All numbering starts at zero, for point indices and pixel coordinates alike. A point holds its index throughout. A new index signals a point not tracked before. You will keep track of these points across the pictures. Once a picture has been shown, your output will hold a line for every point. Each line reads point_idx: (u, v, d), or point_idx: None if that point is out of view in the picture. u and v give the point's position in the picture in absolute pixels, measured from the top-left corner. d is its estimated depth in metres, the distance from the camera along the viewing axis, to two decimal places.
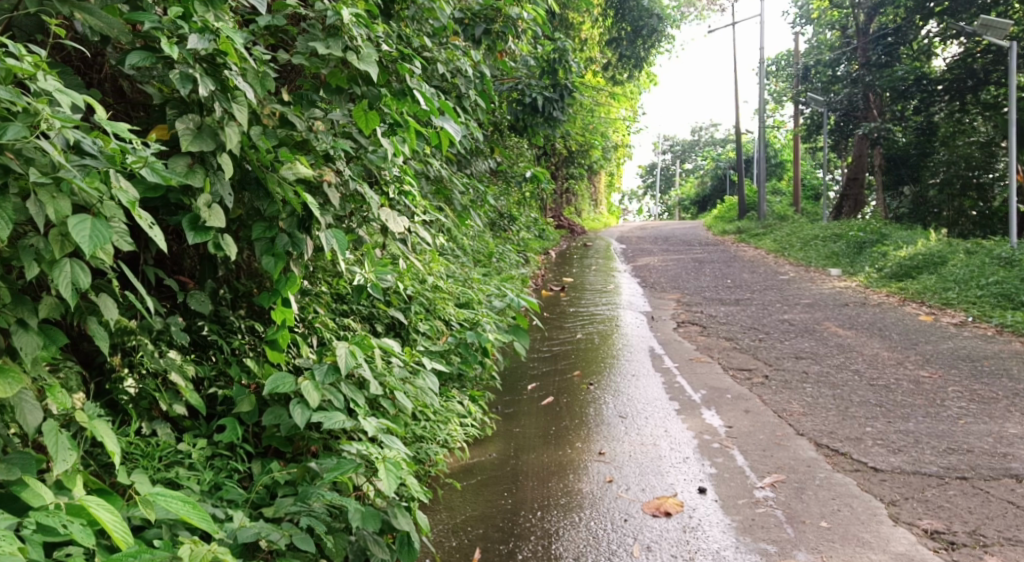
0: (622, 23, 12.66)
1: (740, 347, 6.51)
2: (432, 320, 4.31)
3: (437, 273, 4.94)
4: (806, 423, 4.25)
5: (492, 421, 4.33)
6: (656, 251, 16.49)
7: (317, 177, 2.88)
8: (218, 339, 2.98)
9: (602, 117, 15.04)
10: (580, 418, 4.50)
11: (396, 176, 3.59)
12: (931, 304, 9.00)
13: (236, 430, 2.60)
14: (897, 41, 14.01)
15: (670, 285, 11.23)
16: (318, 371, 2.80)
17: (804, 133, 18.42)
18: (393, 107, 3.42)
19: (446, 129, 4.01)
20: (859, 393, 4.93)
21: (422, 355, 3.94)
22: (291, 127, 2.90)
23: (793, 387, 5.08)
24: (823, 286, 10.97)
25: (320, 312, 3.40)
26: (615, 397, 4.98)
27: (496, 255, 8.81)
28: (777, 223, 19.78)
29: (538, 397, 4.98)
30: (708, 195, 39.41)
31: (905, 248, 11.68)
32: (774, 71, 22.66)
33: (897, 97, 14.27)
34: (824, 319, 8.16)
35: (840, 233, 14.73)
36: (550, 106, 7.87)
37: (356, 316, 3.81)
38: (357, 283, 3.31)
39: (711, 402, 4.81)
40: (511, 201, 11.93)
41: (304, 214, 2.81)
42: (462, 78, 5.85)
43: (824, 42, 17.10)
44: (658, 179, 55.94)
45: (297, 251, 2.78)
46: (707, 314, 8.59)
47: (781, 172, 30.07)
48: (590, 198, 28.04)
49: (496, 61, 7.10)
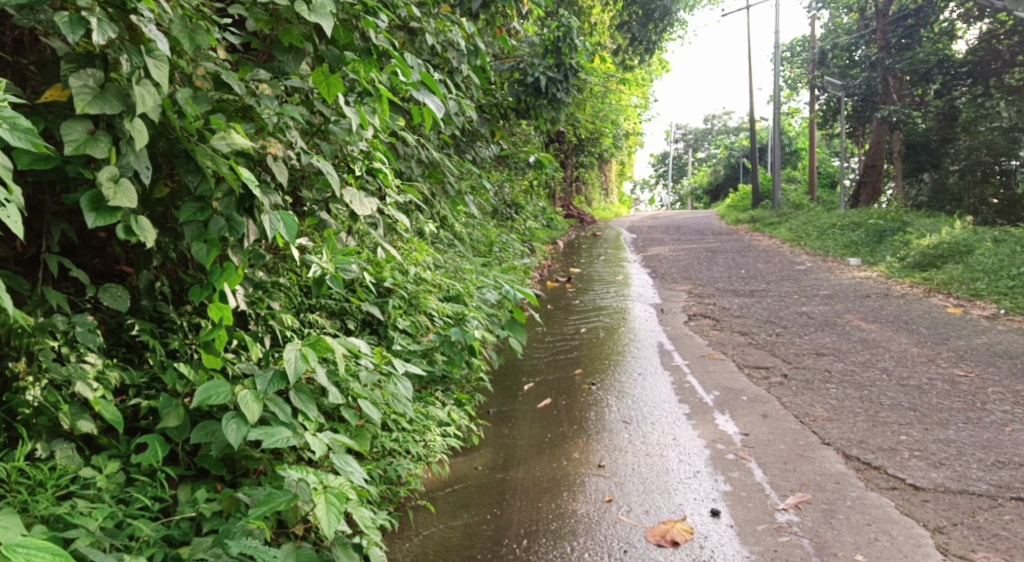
0: (632, 6, 12.14)
1: (756, 343, 6.05)
2: (415, 314, 3.88)
3: (422, 264, 4.51)
4: (832, 430, 3.78)
5: (481, 428, 3.91)
6: (668, 241, 15.99)
7: (259, 149, 2.44)
8: (150, 341, 2.58)
9: (611, 103, 14.58)
10: (580, 424, 4.07)
11: (365, 152, 3.18)
12: (959, 296, 8.48)
13: (156, 450, 2.19)
14: (918, 22, 13.42)
15: (680, 276, 10.77)
16: (260, 379, 2.38)
17: (820, 119, 17.84)
18: (359, 73, 2.97)
19: (427, 104, 3.57)
20: (889, 395, 4.45)
21: (398, 354, 3.54)
22: (229, 90, 2.45)
23: (816, 388, 4.61)
24: (842, 277, 10.46)
25: (276, 308, 2.99)
26: (619, 399, 4.54)
27: (497, 245, 8.40)
28: (792, 212, 19.21)
29: (534, 398, 4.54)
30: (721, 184, 38.72)
31: (928, 237, 11.14)
32: (788, 57, 21.94)
33: (917, 81, 13.70)
34: (845, 312, 7.66)
35: (858, 221, 14.18)
36: (554, 87, 7.33)
37: (323, 312, 3.43)
38: (313, 274, 2.81)
39: (724, 405, 4.35)
40: (516, 189, 11.50)
41: (244, 193, 2.38)
42: (453, 51, 5.42)
43: (840, 25, 16.44)
44: (670, 169, 55.25)
45: (234, 237, 2.35)
46: (720, 306, 8.11)
47: (796, 160, 29.36)
48: (601, 188, 27.55)
49: (494, 38, 6.64)
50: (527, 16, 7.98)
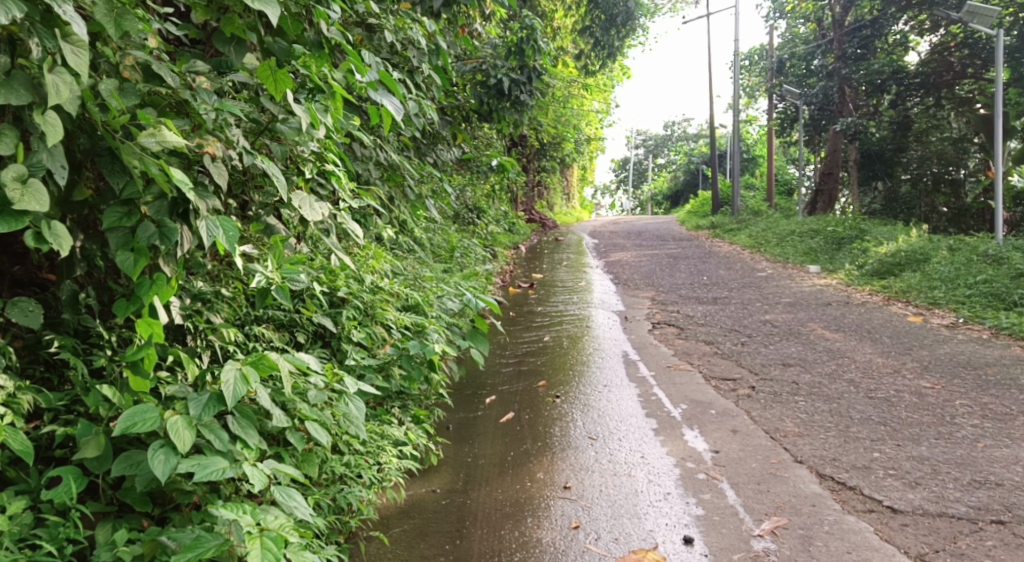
0: (595, 11, 12.01)
1: (722, 352, 5.94)
2: (372, 325, 3.65)
3: (379, 272, 4.28)
4: (804, 447, 3.66)
5: (440, 447, 3.70)
6: (630, 246, 15.95)
7: (195, 148, 2.20)
8: (71, 360, 2.32)
9: (574, 109, 14.45)
10: (544, 441, 3.89)
11: (316, 153, 2.96)
12: (918, 304, 8.53)
13: (70, 486, 1.93)
14: (874, 33, 13.16)
15: (643, 282, 10.68)
16: (194, 404, 2.15)
17: (778, 127, 17.98)
18: (310, 67, 2.76)
19: (385, 104, 3.38)
20: (859, 408, 4.36)
21: (352, 369, 3.31)
22: (161, 82, 2.20)
23: (785, 402, 4.50)
24: (802, 284, 10.47)
25: (217, 322, 2.73)
26: (585, 413, 4.37)
27: (458, 250, 8.17)
28: (751, 218, 19.34)
29: (496, 412, 4.34)
30: (680, 190, 39.02)
31: (885, 245, 11.24)
32: (746, 65, 22.13)
33: (873, 91, 13.66)
34: (808, 320, 7.62)
35: (816, 228, 14.30)
36: (517, 89, 7.14)
37: (271, 324, 3.20)
38: (255, 285, 2.54)
39: (693, 419, 4.21)
40: (477, 193, 11.28)
41: (177, 196, 2.14)
42: (413, 50, 5.21)
43: (797, 35, 16.63)
44: (630, 174, 55.60)
45: (167, 245, 2.11)
46: (683, 314, 8.01)
47: (753, 167, 29.69)
48: (562, 192, 27.44)
49: (456, 38, 6.44)
50: (490, 18, 7.80)
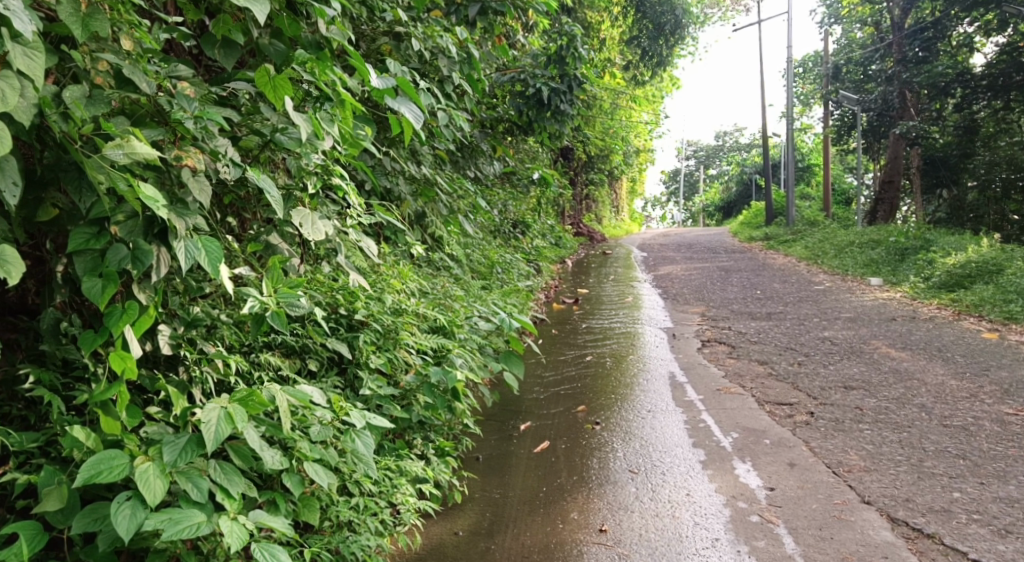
0: (642, 20, 11.71)
1: (777, 374, 5.51)
2: (393, 348, 3.41)
3: (404, 292, 4.03)
4: (871, 485, 3.26)
5: (466, 481, 3.44)
6: (680, 259, 15.45)
7: (173, 159, 2.01)
8: (47, 396, 2.13)
9: (621, 120, 14.09)
10: (580, 474, 3.58)
11: (322, 165, 2.75)
12: (992, 319, 7.92)
13: (24, 544, 1.73)
14: (936, 35, 12.59)
15: (693, 297, 10.25)
16: (169, 449, 1.94)
17: (834, 134, 17.29)
18: (315, 73, 2.57)
19: (404, 113, 3.21)
20: (932, 439, 3.91)
21: (366, 401, 3.07)
22: (135, 89, 2.01)
23: (848, 430, 4.08)
24: (863, 298, 9.89)
25: (215, 351, 2.54)
26: (626, 442, 4.03)
27: (499, 266, 7.89)
28: (807, 229, 18.65)
29: (530, 441, 4.04)
30: (733, 201, 38.16)
31: (954, 256, 10.56)
32: (801, 72, 21.48)
33: (935, 94, 12.95)
34: (871, 337, 7.11)
35: (878, 238, 13.59)
36: (557, 98, 6.77)
37: (280, 352, 2.98)
38: (247, 310, 2.31)
39: (745, 450, 3.84)
40: (522, 207, 11.01)
41: (150, 217, 1.95)
42: (444, 59, 4.99)
43: (854, 40, 15.95)
44: (681, 185, 54.69)
45: (140, 269, 1.91)
46: (735, 331, 7.58)
47: (809, 177, 28.74)
48: (611, 205, 26.98)
49: (492, 47, 6.19)
50: (533, 28, 7.60)
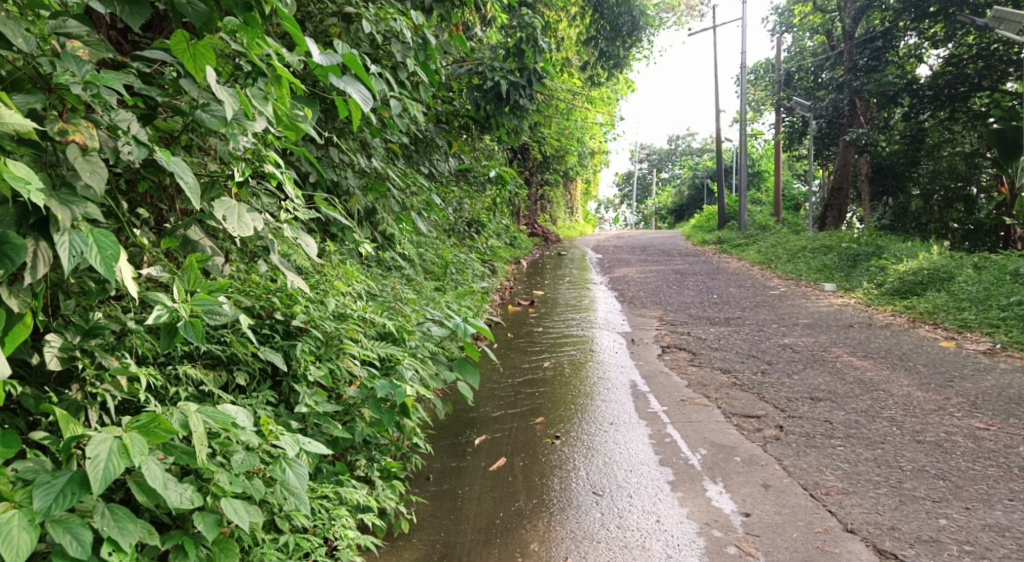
0: (600, 20, 11.48)
1: (742, 383, 5.31)
2: (336, 358, 3.07)
3: (349, 294, 3.68)
4: (852, 510, 3.07)
5: (414, 506, 3.12)
6: (635, 262, 15.31)
7: (56, 134, 1.66)
8: None
9: (577, 121, 13.88)
10: (539, 496, 3.28)
11: (252, 150, 2.39)
12: (947, 327, 7.89)
13: None
14: (885, 44, 12.61)
15: (650, 300, 10.06)
16: (41, 494, 1.58)
17: (786, 141, 17.38)
18: (248, 45, 2.27)
19: (352, 94, 2.92)
20: (908, 456, 3.74)
21: (301, 420, 2.73)
22: (9, 49, 1.65)
23: (821, 447, 3.88)
24: (819, 304, 9.84)
25: (122, 361, 2.17)
26: (589, 459, 3.73)
27: (453, 266, 7.54)
28: (759, 233, 18.71)
29: (485, 458, 3.71)
30: (685, 205, 38.47)
31: (905, 262, 10.60)
32: (752, 78, 21.63)
33: (885, 103, 13.05)
34: (832, 345, 6.98)
35: (830, 244, 13.65)
36: (516, 93, 6.41)
37: (203, 364, 2.62)
38: (154, 320, 1.93)
39: (715, 468, 3.59)
40: (477, 206, 10.68)
41: (23, 204, 1.59)
42: (397, 44, 4.51)
43: (806, 48, 16.05)
44: (634, 188, 55.01)
45: (8, 268, 1.53)
46: (694, 336, 7.39)
47: (759, 183, 29.02)
48: (565, 206, 26.89)
49: (450, 37, 5.82)
50: (490, 22, 7.27)
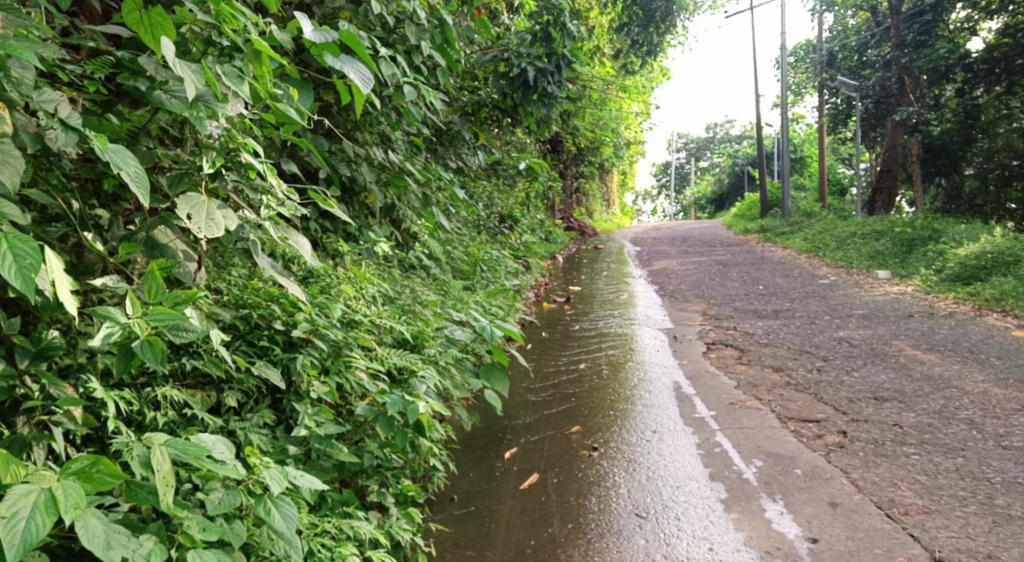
0: (632, 7, 11.00)
1: (796, 383, 4.87)
2: (343, 372, 2.74)
3: (362, 298, 3.37)
4: (939, 534, 2.66)
5: (433, 537, 2.79)
6: (674, 253, 14.83)
7: None
8: None
9: (611, 111, 13.45)
10: (575, 520, 2.92)
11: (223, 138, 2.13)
12: (1018, 314, 7.30)
13: None
14: (934, 18, 11.86)
15: (692, 293, 9.62)
16: None
17: (830, 124, 16.67)
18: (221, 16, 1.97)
19: (351, 74, 2.57)
20: (995, 466, 3.29)
21: (298, 447, 2.41)
22: None
23: (894, 455, 3.44)
24: (873, 292, 9.27)
25: (85, 383, 1.92)
26: (630, 474, 3.36)
27: (484, 263, 7.23)
28: (803, 220, 18.02)
29: (515, 475, 3.37)
30: (726, 193, 37.65)
31: (966, 246, 9.94)
32: (793, 62, 20.90)
33: (934, 80, 12.07)
34: (892, 337, 6.47)
35: (881, 229, 12.98)
36: (545, 80, 5.95)
37: (188, 385, 2.34)
38: (100, 340, 1.70)
39: (774, 483, 3.19)
40: (510, 201, 10.35)
41: None
42: (411, 25, 4.12)
43: (848, 27, 15.36)
44: (671, 178, 54.12)
45: None
46: (741, 331, 6.94)
47: (802, 168, 28.11)
48: (602, 198, 26.37)
49: (471, 23, 5.47)
50: (518, 9, 6.88)
